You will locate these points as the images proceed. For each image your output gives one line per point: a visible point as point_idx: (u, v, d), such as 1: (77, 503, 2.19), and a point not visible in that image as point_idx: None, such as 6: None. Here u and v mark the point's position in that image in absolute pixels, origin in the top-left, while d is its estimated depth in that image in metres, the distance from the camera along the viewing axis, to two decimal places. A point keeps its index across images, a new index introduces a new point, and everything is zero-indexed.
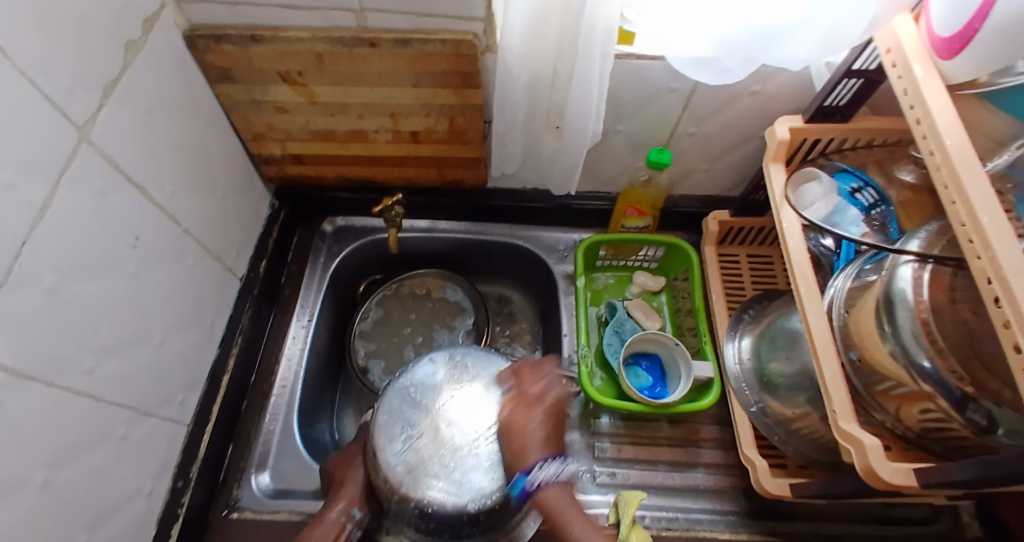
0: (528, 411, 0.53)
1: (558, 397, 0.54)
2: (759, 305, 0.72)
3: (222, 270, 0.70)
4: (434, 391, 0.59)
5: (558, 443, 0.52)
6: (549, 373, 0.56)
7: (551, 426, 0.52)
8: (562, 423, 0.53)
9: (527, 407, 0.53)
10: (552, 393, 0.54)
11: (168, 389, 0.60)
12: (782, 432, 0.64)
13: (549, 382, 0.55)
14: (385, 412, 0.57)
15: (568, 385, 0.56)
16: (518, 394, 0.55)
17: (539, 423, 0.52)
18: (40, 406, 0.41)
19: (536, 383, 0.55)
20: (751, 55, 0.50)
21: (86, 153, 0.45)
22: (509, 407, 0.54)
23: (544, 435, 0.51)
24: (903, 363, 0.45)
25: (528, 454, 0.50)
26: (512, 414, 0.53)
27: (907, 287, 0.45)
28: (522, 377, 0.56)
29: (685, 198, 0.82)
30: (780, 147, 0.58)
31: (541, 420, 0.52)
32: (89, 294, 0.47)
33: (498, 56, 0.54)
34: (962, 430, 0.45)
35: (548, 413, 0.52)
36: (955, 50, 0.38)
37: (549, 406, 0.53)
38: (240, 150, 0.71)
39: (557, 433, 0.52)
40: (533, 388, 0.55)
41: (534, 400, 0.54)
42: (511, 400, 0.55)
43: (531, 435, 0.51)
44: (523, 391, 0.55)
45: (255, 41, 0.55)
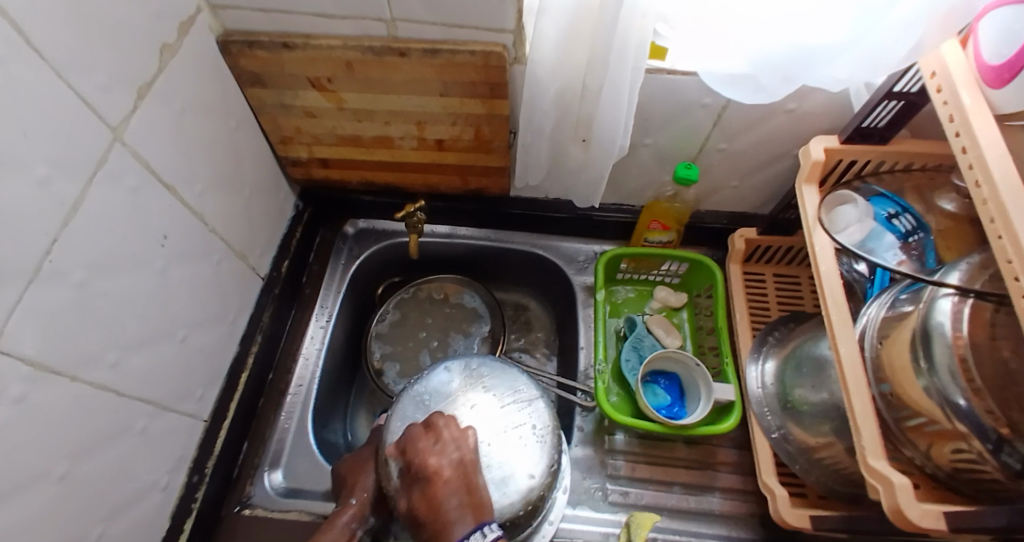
0: (422, 485, 0.48)
1: (456, 468, 0.50)
2: (785, 327, 0.71)
3: (245, 269, 0.71)
4: (449, 399, 0.58)
5: (479, 512, 0.47)
6: (493, 381, 0.56)
7: (462, 495, 0.48)
8: (478, 487, 0.49)
9: (431, 481, 0.48)
10: (450, 466, 0.50)
11: (188, 384, 0.61)
12: (802, 460, 0.62)
13: (442, 450, 0.50)
14: (399, 418, 0.57)
15: (467, 442, 0.52)
16: (411, 466, 0.50)
17: (448, 493, 0.48)
18: (62, 400, 0.42)
19: (430, 458, 0.50)
20: (787, 73, 0.48)
21: (120, 152, 0.46)
22: (416, 491, 0.49)
23: (461, 501, 0.48)
24: (937, 400, 0.43)
25: (451, 530, 0.46)
26: (417, 493, 0.49)
27: (946, 321, 0.43)
28: (411, 470, 0.50)
29: (711, 213, 0.80)
30: (814, 168, 0.56)
31: (455, 488, 0.48)
32: (117, 290, 0.48)
33: (527, 67, 0.54)
34: (995, 472, 0.43)
35: (450, 486, 0.48)
36: (1005, 80, 0.36)
37: (444, 476, 0.49)
38: (268, 151, 0.72)
39: (479, 502, 0.48)
40: (421, 462, 0.50)
41: (425, 479, 0.49)
42: (418, 492, 0.49)
43: (445, 510, 0.46)
44: (416, 465, 0.50)
45: (287, 47, 0.56)
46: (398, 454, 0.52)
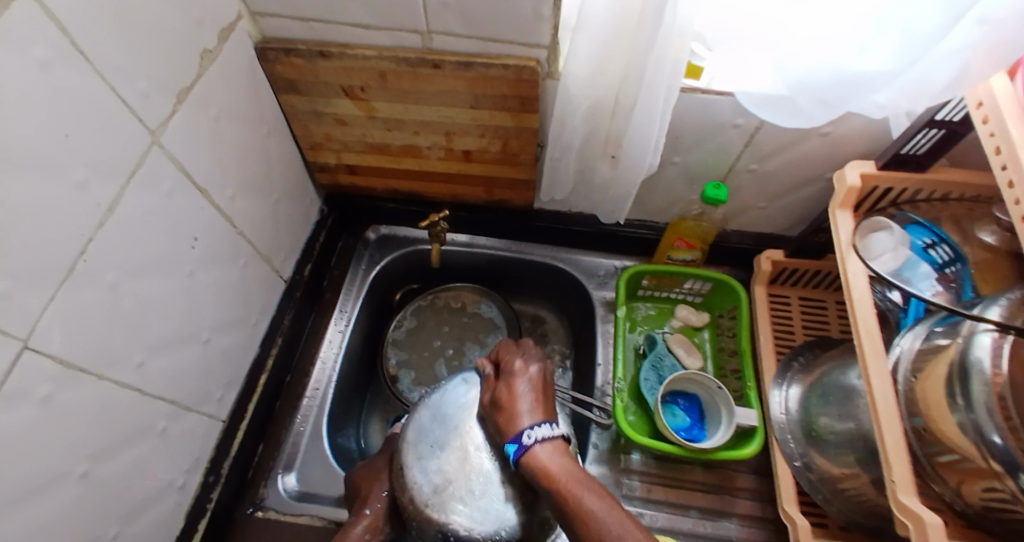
0: (509, 387, 0.53)
1: (537, 371, 0.55)
2: (809, 353, 0.69)
3: (270, 271, 0.71)
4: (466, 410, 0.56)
5: (545, 409, 0.52)
6: (522, 352, 0.59)
7: (534, 393, 0.53)
8: (547, 392, 0.54)
9: (509, 385, 0.53)
10: (536, 370, 0.55)
11: (209, 385, 0.62)
12: (827, 491, 0.60)
13: (526, 358, 0.57)
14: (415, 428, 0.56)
15: (549, 362, 0.58)
16: (496, 378, 0.56)
17: (523, 391, 0.53)
18: (88, 399, 0.43)
19: (512, 362, 0.56)
20: (824, 97, 0.47)
21: (157, 155, 0.46)
22: (524, 385, 0.53)
23: (531, 403, 0.52)
24: (973, 436, 0.41)
25: (518, 421, 0.50)
26: (516, 388, 0.53)
27: (985, 357, 0.41)
28: (511, 368, 0.55)
29: (737, 233, 0.79)
30: (848, 194, 0.54)
31: (527, 392, 0.53)
32: (148, 291, 0.48)
33: (562, 82, 0.55)
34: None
35: (533, 383, 0.53)
36: None
37: (534, 377, 0.54)
38: (297, 156, 0.73)
39: (546, 403, 0.53)
40: (512, 363, 0.56)
41: (533, 373, 0.55)
42: (495, 378, 0.56)
43: (518, 406, 0.51)
44: (502, 374, 0.56)
45: (323, 56, 0.57)
46: (491, 362, 0.59)
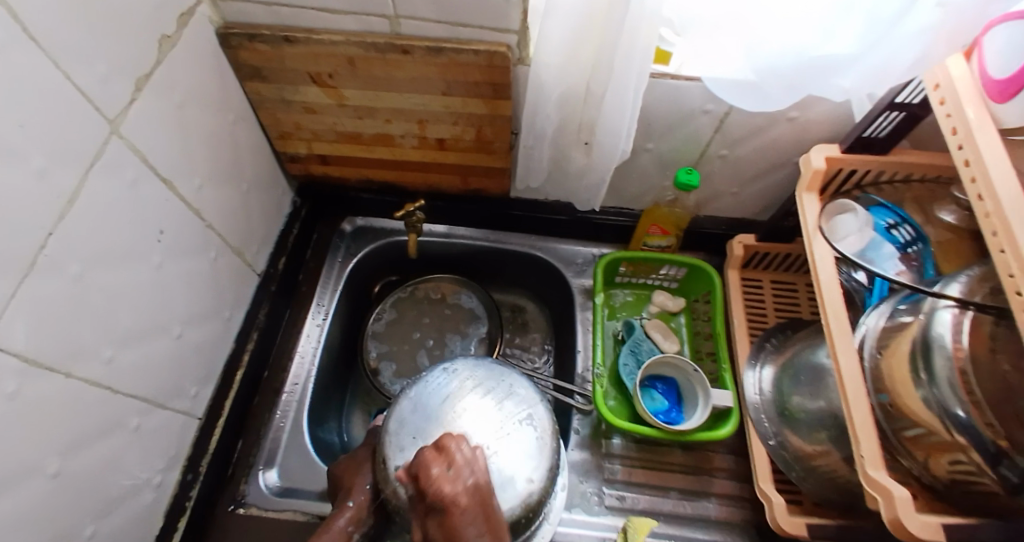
0: (450, 521, 0.44)
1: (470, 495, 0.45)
2: (783, 334, 0.71)
3: (242, 265, 0.70)
4: (446, 403, 0.56)
5: (496, 529, 0.46)
6: (458, 445, 0.49)
7: (484, 524, 0.45)
8: (493, 510, 0.47)
9: (444, 519, 0.45)
10: (462, 491, 0.45)
11: (182, 380, 0.60)
12: (800, 468, 0.62)
13: (465, 461, 0.47)
14: (395, 420, 0.56)
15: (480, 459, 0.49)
16: (421, 500, 0.47)
17: (472, 520, 0.45)
18: (54, 396, 0.41)
19: (438, 467, 0.46)
20: (791, 82, 0.48)
21: (118, 144, 0.45)
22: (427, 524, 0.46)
23: (480, 529, 0.45)
24: (937, 410, 0.42)
25: None
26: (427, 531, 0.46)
27: (946, 332, 0.42)
28: (422, 498, 0.46)
29: (711, 219, 0.81)
30: (814, 177, 0.56)
31: (474, 516, 0.45)
32: (114, 284, 0.47)
33: (532, 69, 0.54)
34: (995, 484, 0.42)
35: (477, 515, 0.45)
36: (1009, 95, 0.36)
37: (468, 497, 0.45)
38: (266, 147, 0.71)
39: (495, 521, 0.46)
40: (431, 495, 0.45)
41: (439, 512, 0.45)
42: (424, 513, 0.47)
43: (462, 539, 0.44)
44: (428, 496, 0.46)
45: (288, 41, 0.55)
46: (408, 477, 0.49)
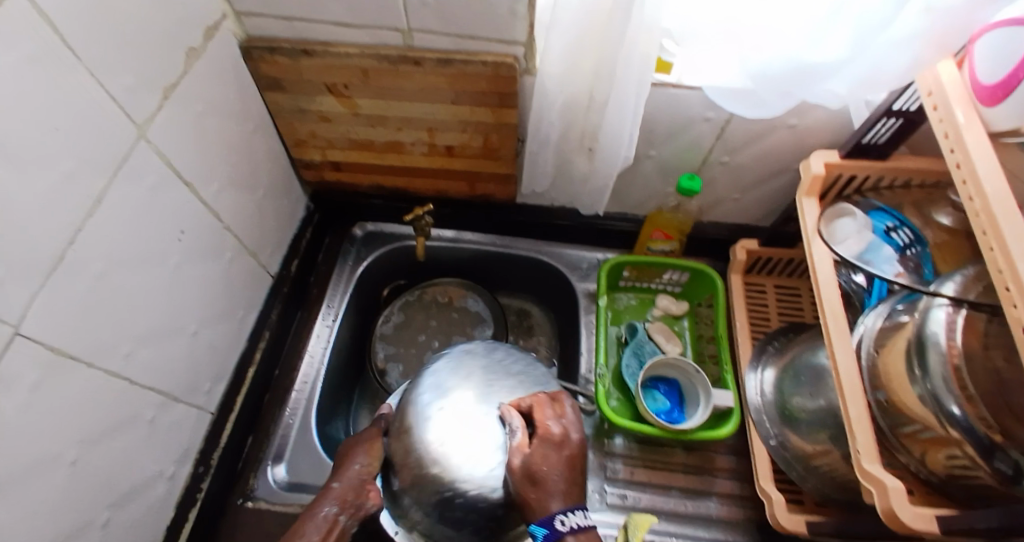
0: (545, 453, 0.49)
1: (577, 439, 0.51)
2: (785, 337, 0.72)
3: (256, 267, 0.72)
4: (437, 393, 0.59)
5: (577, 493, 0.48)
6: (558, 410, 0.54)
7: (565, 475, 0.48)
8: (579, 467, 0.49)
9: (548, 450, 0.50)
10: (575, 427, 0.53)
11: (197, 377, 0.63)
12: (800, 468, 0.62)
13: (564, 423, 0.52)
14: (398, 404, 0.61)
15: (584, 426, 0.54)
16: (537, 434, 0.51)
17: (557, 467, 0.48)
18: (76, 386, 0.44)
19: (544, 417, 0.53)
20: (787, 89, 0.50)
21: (143, 149, 0.48)
22: (545, 450, 0.49)
23: (561, 478, 0.47)
24: (931, 406, 0.43)
25: (550, 502, 0.46)
26: (544, 453, 0.49)
27: (940, 330, 0.44)
28: (542, 436, 0.51)
29: (714, 224, 0.82)
30: (814, 182, 0.57)
31: (556, 464, 0.48)
32: (134, 281, 0.49)
33: (537, 79, 0.57)
34: (989, 477, 0.43)
35: (565, 459, 0.49)
36: (999, 98, 0.37)
37: (568, 448, 0.50)
38: (283, 154, 0.74)
39: (576, 484, 0.48)
40: (547, 429, 0.51)
41: (557, 443, 0.50)
42: (536, 445, 0.50)
43: (551, 480, 0.47)
44: (543, 432, 0.51)
45: (306, 54, 0.58)
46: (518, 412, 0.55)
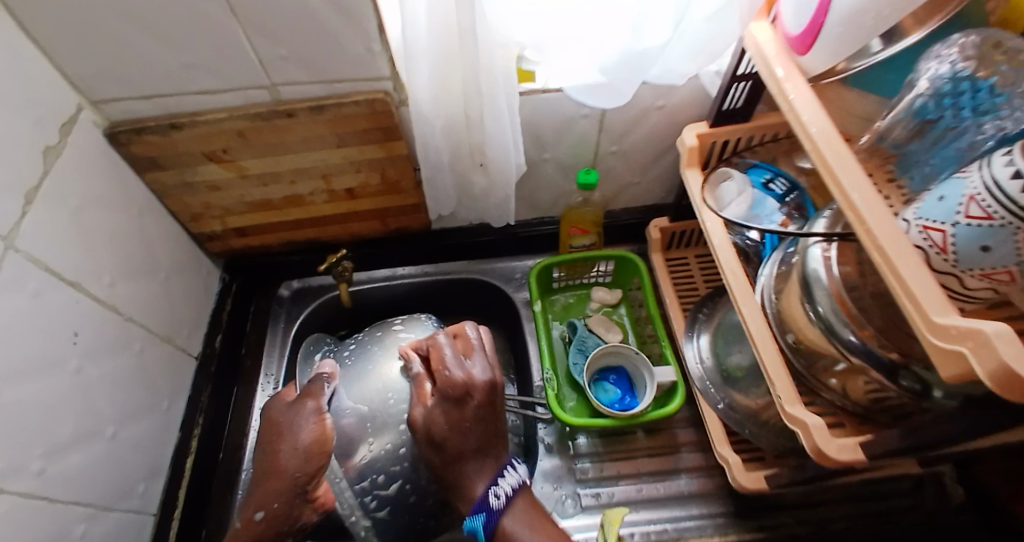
0: (439, 412, 0.48)
1: (480, 384, 0.49)
2: (712, 302, 0.74)
3: (174, 351, 0.69)
4: (394, 356, 0.62)
5: (472, 439, 0.48)
6: (462, 354, 0.52)
7: (449, 419, 0.47)
8: (479, 427, 0.48)
9: (451, 402, 0.48)
10: (480, 375, 0.50)
11: (128, 480, 0.60)
12: (751, 425, 0.64)
13: (469, 366, 0.50)
14: (360, 360, 0.63)
15: (496, 370, 0.52)
16: (440, 385, 0.49)
17: (446, 424, 0.47)
18: None
19: (443, 367, 0.50)
20: (633, 74, 0.53)
21: (15, 260, 0.45)
22: (442, 406, 0.48)
23: (449, 415, 0.48)
24: (830, 338, 0.46)
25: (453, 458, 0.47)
26: (441, 409, 0.48)
27: (819, 266, 0.46)
28: (439, 387, 0.49)
29: (625, 210, 0.85)
30: (691, 153, 0.62)
31: (453, 393, 0.48)
32: (32, 394, 0.47)
33: (411, 106, 0.57)
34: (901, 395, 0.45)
35: (457, 394, 0.48)
36: (808, 45, 0.41)
37: (473, 393, 0.48)
38: (180, 231, 0.72)
39: (479, 427, 0.48)
40: (447, 380, 0.49)
41: (460, 397, 0.48)
42: (433, 399, 0.49)
43: (438, 432, 0.47)
44: (446, 382, 0.49)
45: (176, 127, 0.57)
46: (416, 354, 0.54)
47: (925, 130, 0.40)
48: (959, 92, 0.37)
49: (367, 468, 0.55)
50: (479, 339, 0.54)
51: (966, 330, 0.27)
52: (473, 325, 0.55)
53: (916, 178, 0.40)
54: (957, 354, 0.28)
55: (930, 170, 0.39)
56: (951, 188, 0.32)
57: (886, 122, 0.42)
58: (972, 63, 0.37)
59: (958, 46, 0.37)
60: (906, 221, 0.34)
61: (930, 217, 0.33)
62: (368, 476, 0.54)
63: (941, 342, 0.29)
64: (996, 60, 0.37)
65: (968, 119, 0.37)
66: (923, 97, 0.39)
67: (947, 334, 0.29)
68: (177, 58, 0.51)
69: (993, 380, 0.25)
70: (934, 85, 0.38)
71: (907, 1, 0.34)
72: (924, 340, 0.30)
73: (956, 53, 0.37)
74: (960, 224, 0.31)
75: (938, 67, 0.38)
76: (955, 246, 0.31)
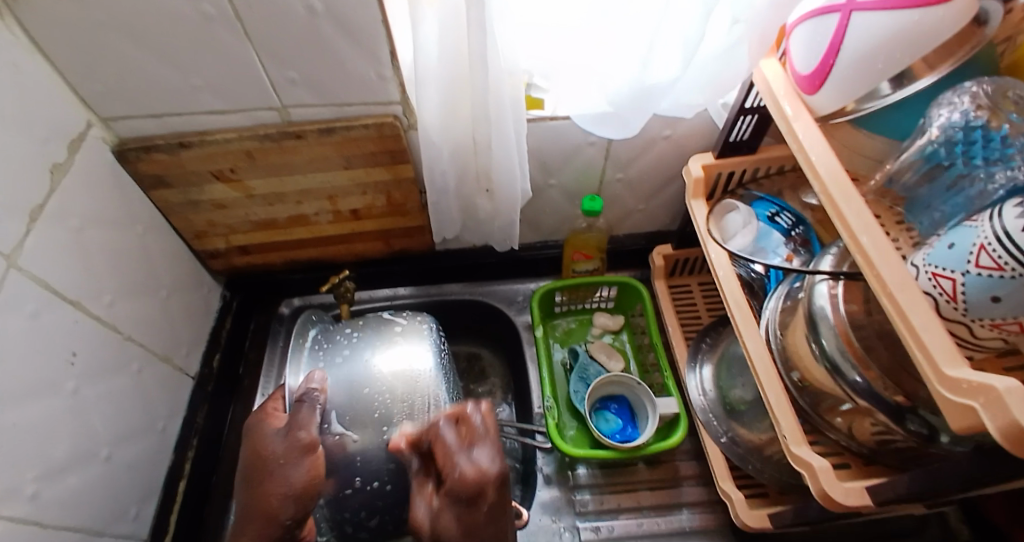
0: (440, 510, 0.37)
1: (486, 475, 0.37)
2: (716, 331, 0.73)
3: (171, 370, 0.69)
4: (382, 353, 0.60)
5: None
6: (459, 440, 0.41)
7: (466, 526, 0.36)
8: (498, 524, 0.37)
9: (466, 507, 0.37)
10: (491, 465, 0.39)
11: (120, 504, 0.59)
12: (755, 460, 0.62)
13: (470, 458, 0.39)
14: (351, 354, 0.61)
15: (501, 458, 0.40)
16: (446, 487, 0.38)
17: (457, 525, 0.36)
18: None
19: (444, 466, 0.39)
20: (640, 106, 0.53)
21: (16, 278, 0.45)
22: (450, 512, 0.37)
23: (458, 511, 0.37)
24: (838, 380, 0.45)
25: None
26: (453, 513, 0.37)
27: (825, 304, 0.46)
28: (445, 492, 0.37)
29: (629, 236, 0.85)
30: (696, 185, 0.62)
31: (457, 498, 0.37)
32: (27, 417, 0.46)
33: (420, 129, 0.58)
34: (909, 439, 0.43)
35: (467, 509, 0.36)
36: (818, 86, 0.41)
37: (485, 498, 0.37)
38: (183, 248, 0.72)
39: (500, 530, 0.37)
40: (455, 475, 0.37)
41: (470, 500, 0.36)
42: (442, 501, 0.38)
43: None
44: (453, 482, 0.37)
45: (183, 146, 0.57)
46: (413, 447, 0.44)
47: (936, 174, 0.40)
48: (970, 139, 0.37)
49: (347, 503, 0.53)
50: (482, 422, 0.43)
51: (978, 384, 0.27)
52: (473, 407, 0.44)
53: (925, 223, 0.40)
54: (968, 408, 0.27)
55: (940, 216, 0.39)
56: (961, 236, 0.32)
57: (896, 165, 0.42)
58: (984, 112, 0.37)
59: (970, 95, 0.37)
60: (916, 266, 0.34)
61: (939, 264, 0.32)
62: (350, 510, 0.53)
63: (952, 394, 0.28)
64: (1006, 108, 0.37)
65: (980, 168, 0.37)
66: (934, 144, 0.39)
67: (959, 388, 0.28)
68: (188, 79, 0.51)
69: (1005, 435, 0.24)
70: (945, 133, 0.38)
71: (921, 44, 0.34)
72: (936, 392, 0.30)
73: (968, 102, 0.37)
74: (970, 273, 0.30)
75: (949, 115, 0.38)
76: (966, 295, 0.31)
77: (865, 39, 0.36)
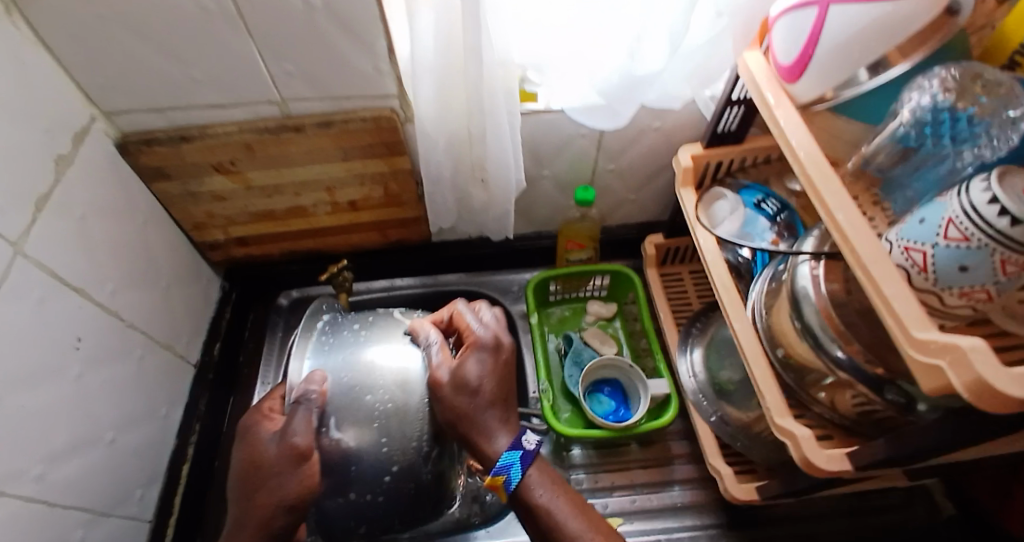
0: (467, 363, 0.52)
1: (496, 336, 0.55)
2: (705, 317, 0.76)
3: (172, 358, 0.70)
4: (387, 347, 0.60)
5: (505, 393, 0.53)
6: (476, 310, 0.59)
7: (491, 373, 0.52)
8: (507, 378, 0.53)
9: (489, 349, 0.54)
10: (501, 331, 0.56)
11: (125, 487, 0.60)
12: (744, 438, 0.65)
13: (482, 322, 0.57)
14: (350, 345, 0.61)
15: (507, 329, 0.57)
16: (471, 343, 0.54)
17: (480, 372, 0.52)
18: None
19: (466, 328, 0.56)
20: (629, 97, 0.56)
21: (22, 265, 0.46)
22: (476, 358, 0.53)
23: (483, 363, 0.53)
24: (820, 355, 0.47)
25: (496, 440, 0.50)
26: (479, 358, 0.53)
27: (809, 284, 0.48)
28: (470, 343, 0.54)
29: (621, 226, 0.88)
30: (686, 173, 0.64)
31: (479, 355, 0.53)
32: (35, 401, 0.47)
33: (415, 121, 0.59)
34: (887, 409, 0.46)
35: (490, 364, 0.53)
36: (797, 75, 0.43)
37: (502, 357, 0.54)
38: (182, 241, 0.73)
39: (506, 389, 0.53)
40: (477, 336, 0.54)
41: (493, 348, 0.54)
42: (465, 353, 0.53)
43: (471, 374, 0.52)
44: (476, 343, 0.54)
45: (184, 139, 0.59)
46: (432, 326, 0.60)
47: (908, 155, 0.42)
48: (938, 120, 0.40)
49: (342, 514, 0.56)
50: (491, 308, 0.60)
51: (944, 344, 0.29)
52: (484, 302, 0.61)
53: (898, 201, 0.43)
54: (934, 368, 0.29)
55: (912, 194, 0.42)
56: (930, 212, 0.34)
57: (869, 148, 0.44)
58: (952, 95, 0.39)
59: (939, 78, 0.40)
60: (891, 242, 0.36)
61: (911, 238, 0.34)
62: (343, 521, 0.56)
63: (918, 354, 0.31)
64: (974, 91, 0.39)
65: (947, 146, 0.40)
66: (905, 127, 0.41)
67: (928, 349, 0.30)
68: (187, 72, 0.52)
69: (969, 390, 0.26)
70: (915, 114, 0.40)
71: (896, 31, 0.36)
72: (907, 355, 0.32)
73: (937, 85, 0.39)
74: (939, 245, 0.32)
75: (920, 98, 0.40)
76: (935, 266, 0.33)
77: (843, 28, 0.38)
